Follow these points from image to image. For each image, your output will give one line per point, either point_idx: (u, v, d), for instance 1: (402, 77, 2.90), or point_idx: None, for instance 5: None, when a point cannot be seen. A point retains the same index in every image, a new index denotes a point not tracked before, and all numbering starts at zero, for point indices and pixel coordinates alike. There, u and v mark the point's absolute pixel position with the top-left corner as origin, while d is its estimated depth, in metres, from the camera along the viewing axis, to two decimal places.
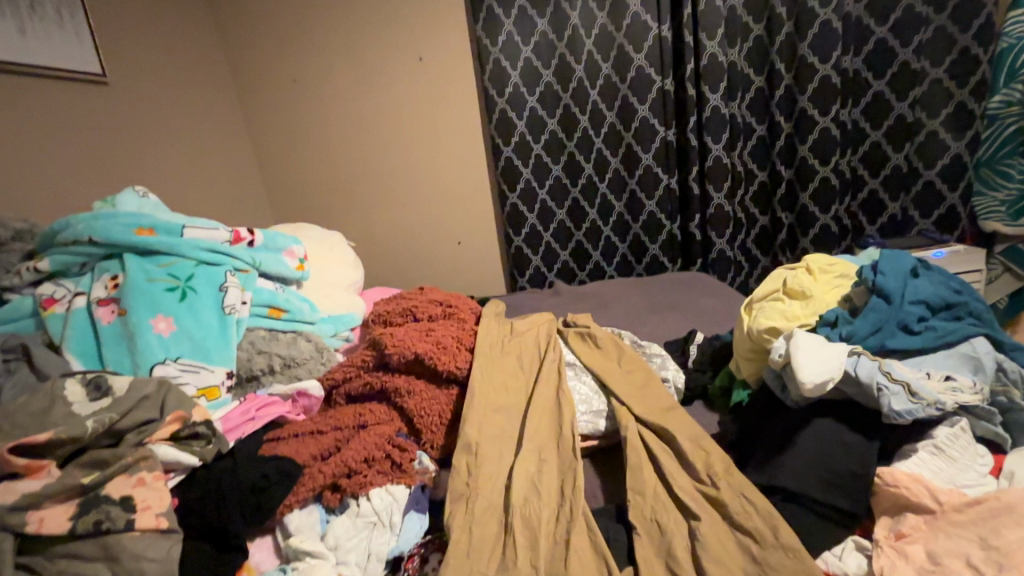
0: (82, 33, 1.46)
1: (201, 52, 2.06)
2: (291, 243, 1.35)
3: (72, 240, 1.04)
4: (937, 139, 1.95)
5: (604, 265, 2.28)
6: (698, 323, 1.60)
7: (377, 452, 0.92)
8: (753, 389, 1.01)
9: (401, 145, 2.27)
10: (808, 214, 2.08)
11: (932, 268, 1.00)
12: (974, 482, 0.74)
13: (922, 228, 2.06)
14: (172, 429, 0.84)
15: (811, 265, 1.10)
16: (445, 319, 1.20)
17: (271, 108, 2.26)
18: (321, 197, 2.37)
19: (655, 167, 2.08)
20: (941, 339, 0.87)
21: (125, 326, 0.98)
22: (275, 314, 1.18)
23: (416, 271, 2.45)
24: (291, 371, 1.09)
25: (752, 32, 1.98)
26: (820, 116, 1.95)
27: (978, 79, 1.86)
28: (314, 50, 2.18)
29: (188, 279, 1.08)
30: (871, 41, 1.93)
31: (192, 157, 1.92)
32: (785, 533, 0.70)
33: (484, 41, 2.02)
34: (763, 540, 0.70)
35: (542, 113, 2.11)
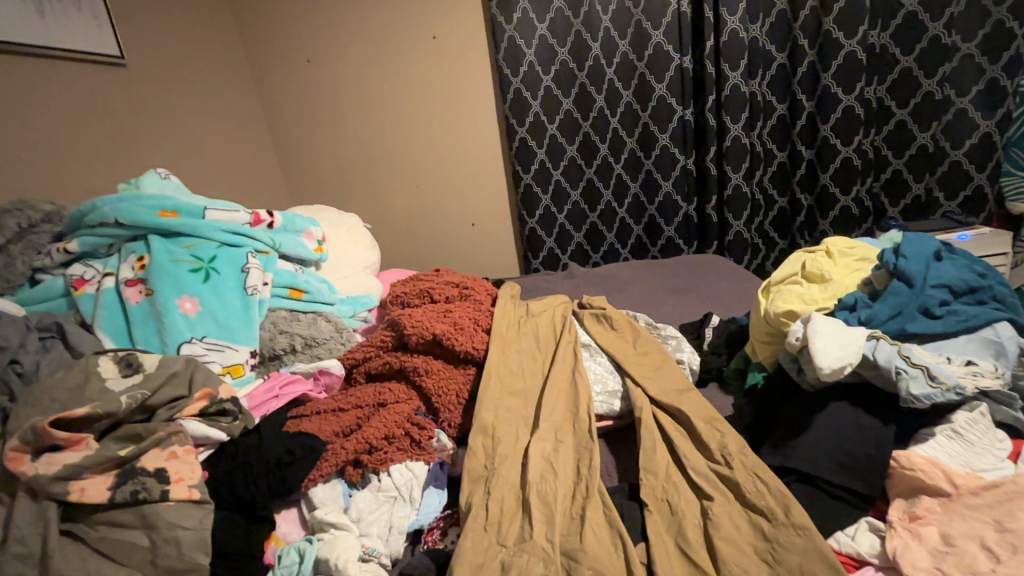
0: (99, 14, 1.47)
1: (216, 32, 2.06)
2: (309, 225, 1.37)
3: (99, 222, 1.07)
4: (966, 117, 1.89)
5: (618, 247, 2.27)
6: (714, 306, 1.60)
7: (397, 430, 0.95)
8: (768, 372, 1.02)
9: (415, 127, 2.26)
10: (828, 195, 2.04)
11: (956, 252, 0.99)
12: (992, 467, 0.73)
13: (947, 210, 2.01)
14: (200, 405, 0.87)
15: (831, 248, 1.09)
16: (462, 300, 1.22)
17: (285, 89, 2.26)
18: (337, 179, 2.38)
19: (672, 147, 2.05)
20: (963, 323, 0.86)
21: (152, 306, 1.01)
22: (295, 295, 1.20)
23: (430, 253, 2.47)
24: (312, 351, 1.12)
25: (775, 6, 1.92)
26: (843, 94, 1.90)
27: (1012, 54, 1.79)
28: (328, 29, 2.17)
29: (211, 261, 1.10)
30: (899, 15, 1.87)
31: (209, 138, 1.94)
32: (797, 512, 0.71)
33: (499, 18, 1.98)
34: (774, 518, 0.72)
35: (557, 93, 2.08)
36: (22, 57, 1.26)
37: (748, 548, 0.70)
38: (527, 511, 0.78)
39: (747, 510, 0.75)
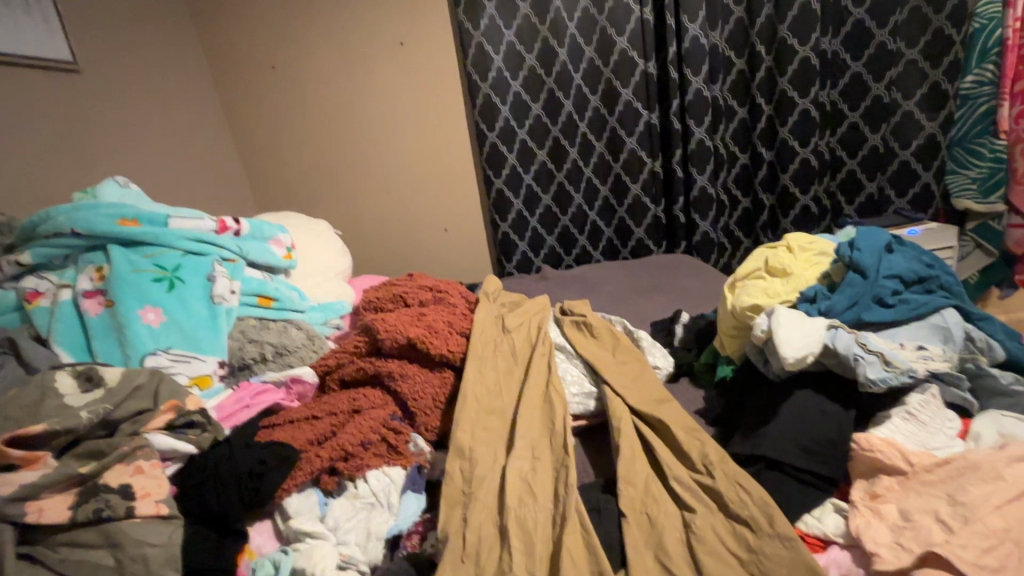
0: (49, 18, 1.42)
1: (175, 37, 2.01)
2: (278, 232, 1.34)
3: (54, 232, 1.03)
4: (912, 119, 2.01)
5: (590, 250, 2.30)
6: (685, 304, 1.63)
7: (373, 436, 0.94)
8: (737, 364, 1.05)
9: (385, 132, 2.25)
10: (789, 195, 2.12)
11: (906, 244, 1.04)
12: (944, 445, 0.77)
13: (898, 207, 2.11)
14: (167, 418, 0.84)
15: (791, 243, 1.13)
16: (436, 304, 1.21)
17: (250, 95, 2.22)
18: (306, 187, 2.34)
19: (639, 150, 2.11)
20: (914, 311, 0.90)
21: (113, 318, 0.97)
22: (264, 303, 1.17)
23: (403, 260, 2.45)
24: (283, 360, 1.10)
25: (733, 14, 1.99)
26: (800, 98, 1.99)
27: (952, 59, 1.91)
28: (292, 34, 2.14)
29: (175, 270, 1.07)
30: (848, 23, 1.96)
31: (170, 145, 1.88)
32: (781, 523, 0.71)
33: (466, 25, 2.00)
34: (759, 530, 0.72)
35: (526, 98, 2.10)
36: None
37: (733, 559, 0.70)
38: (506, 517, 0.78)
39: (728, 517, 0.75)
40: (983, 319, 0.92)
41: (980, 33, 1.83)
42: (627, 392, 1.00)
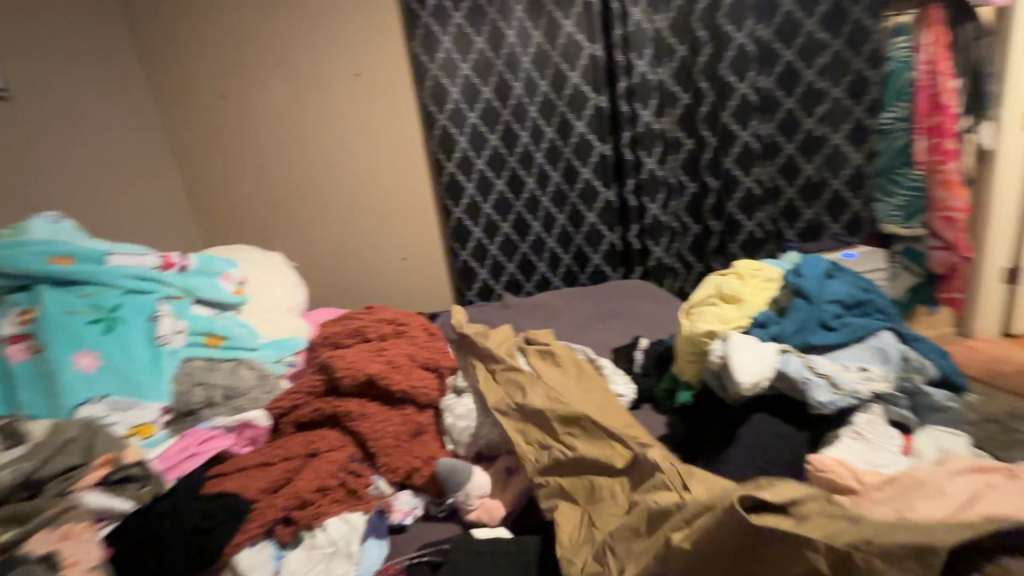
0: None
1: (117, 64, 1.94)
2: (228, 267, 1.29)
3: None
4: (841, 151, 2.18)
5: (550, 276, 2.33)
6: (643, 329, 1.67)
7: (332, 480, 0.90)
8: (697, 390, 1.06)
9: (342, 162, 2.23)
10: (735, 221, 2.24)
11: (845, 270, 1.11)
12: (889, 463, 0.81)
13: (834, 232, 2.26)
14: (102, 472, 0.77)
15: (741, 270, 1.18)
16: (396, 337, 1.18)
17: (198, 124, 2.15)
18: (258, 217, 2.27)
19: (595, 180, 2.20)
20: (855, 334, 0.96)
21: (42, 365, 0.90)
22: (213, 342, 1.11)
23: (362, 290, 2.40)
24: (233, 402, 1.04)
25: (678, 52, 2.10)
26: (740, 132, 2.13)
27: (871, 98, 2.11)
28: (244, 64, 2.10)
29: (114, 310, 1.00)
30: (781, 63, 2.12)
31: (109, 176, 1.78)
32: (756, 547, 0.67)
33: (422, 58, 2.07)
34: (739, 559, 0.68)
35: (483, 129, 2.14)
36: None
37: None
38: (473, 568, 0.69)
39: None
40: (917, 339, 0.98)
41: (895, 73, 2.08)
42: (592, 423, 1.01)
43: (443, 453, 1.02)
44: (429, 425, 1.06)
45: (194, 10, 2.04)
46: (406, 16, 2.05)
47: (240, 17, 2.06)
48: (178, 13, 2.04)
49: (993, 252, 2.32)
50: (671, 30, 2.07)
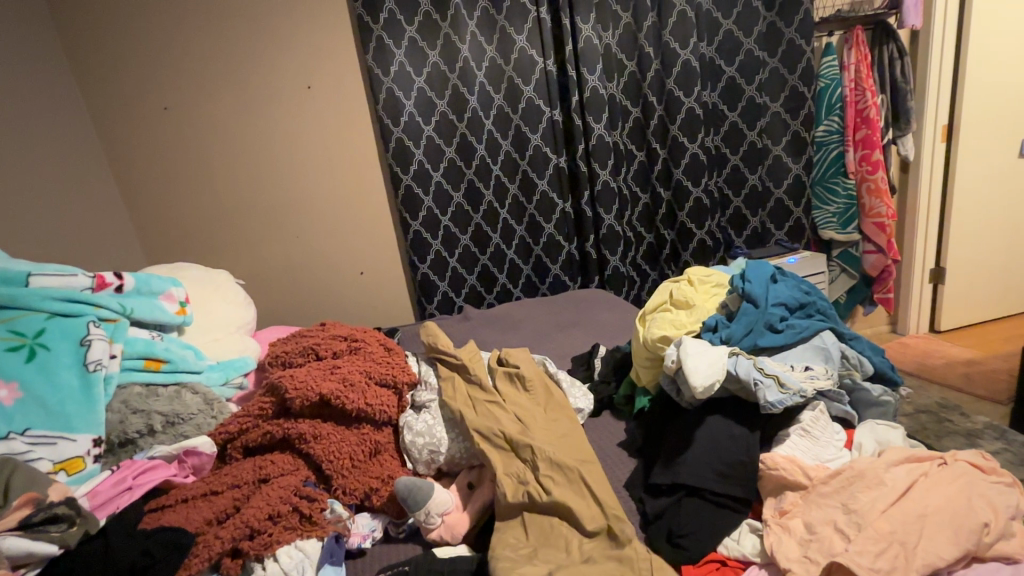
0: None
1: (46, 72, 1.81)
2: (170, 285, 1.21)
3: None
4: (782, 162, 2.30)
5: (510, 287, 2.33)
6: (602, 337, 1.69)
7: (283, 507, 0.85)
8: (653, 395, 1.09)
9: (294, 175, 2.17)
10: (687, 230, 2.32)
11: (787, 273, 1.16)
12: (835, 457, 0.85)
13: (778, 238, 2.38)
14: (21, 515, 0.70)
15: (692, 277, 1.22)
16: (351, 354, 1.15)
17: (135, 136, 2.04)
18: (204, 234, 2.17)
19: (550, 192, 2.21)
20: (799, 335, 1.00)
21: None
22: (152, 366, 1.04)
23: (316, 307, 2.32)
24: (175, 430, 0.98)
25: (627, 67, 2.18)
26: (689, 143, 2.22)
27: (806, 112, 2.25)
28: (187, 75, 2.02)
29: (37, 335, 0.93)
30: (723, 79, 2.23)
31: (36, 190, 1.65)
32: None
33: (376, 70, 2.01)
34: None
35: (439, 142, 2.13)
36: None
37: None
38: None
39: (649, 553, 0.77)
40: (854, 338, 1.04)
41: (826, 90, 2.27)
42: (553, 433, 1.00)
43: (404, 472, 0.99)
44: (388, 443, 1.03)
45: (130, 18, 1.94)
46: (358, 28, 2.03)
47: (183, 27, 1.98)
48: (114, 20, 1.93)
49: (918, 255, 2.50)
50: (619, 47, 2.15)
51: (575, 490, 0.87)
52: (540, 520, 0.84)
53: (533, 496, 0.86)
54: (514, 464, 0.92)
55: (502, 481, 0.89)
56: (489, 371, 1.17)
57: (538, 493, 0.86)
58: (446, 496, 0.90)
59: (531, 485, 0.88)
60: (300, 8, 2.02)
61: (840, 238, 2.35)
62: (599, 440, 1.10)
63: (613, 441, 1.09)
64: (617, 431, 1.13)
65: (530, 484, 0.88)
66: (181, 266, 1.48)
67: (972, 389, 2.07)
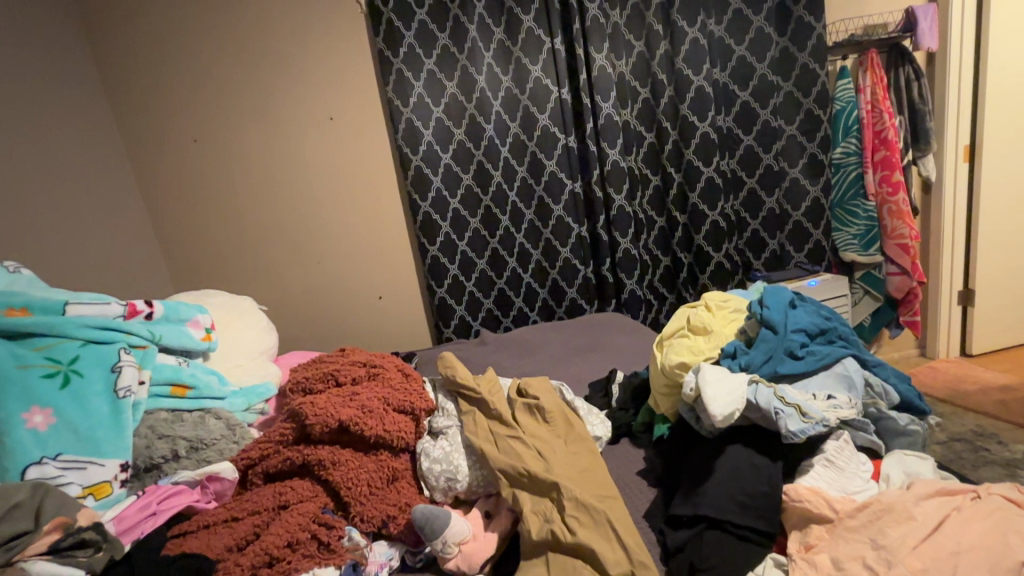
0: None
1: (86, 111, 1.93)
2: (196, 312, 1.25)
3: None
4: (799, 185, 2.29)
5: (527, 311, 2.33)
6: (621, 362, 1.68)
7: (302, 534, 0.86)
8: (672, 423, 1.08)
9: (316, 203, 2.23)
10: (704, 253, 2.31)
11: (807, 299, 1.15)
12: (861, 489, 0.82)
13: (798, 260, 2.35)
14: (52, 539, 0.72)
15: (709, 302, 1.22)
16: (370, 380, 1.16)
17: (166, 169, 2.13)
18: (229, 260, 2.23)
19: (566, 217, 2.24)
20: (820, 362, 0.99)
21: None
22: (178, 392, 1.07)
23: (335, 331, 2.36)
24: (199, 456, 1.00)
25: (640, 94, 2.21)
26: (704, 167, 2.23)
27: (823, 135, 2.25)
28: (216, 110, 2.12)
29: (72, 362, 0.96)
30: (737, 103, 2.25)
31: (72, 221, 1.74)
32: None
33: (395, 101, 2.08)
34: None
35: (457, 170, 2.18)
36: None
37: None
38: None
39: None
40: (878, 365, 1.02)
41: (842, 112, 2.27)
42: (570, 462, 1.00)
43: (421, 500, 0.99)
44: (405, 470, 1.03)
45: (165, 58, 2.06)
46: (378, 62, 2.11)
47: (213, 65, 2.08)
48: (150, 60, 2.05)
49: (945, 277, 2.44)
50: (633, 74, 2.19)
51: (596, 527, 0.86)
52: (557, 554, 0.84)
53: (557, 536, 0.84)
54: (539, 500, 0.91)
55: (527, 518, 0.88)
56: (508, 399, 1.16)
57: (563, 533, 0.84)
58: (464, 527, 0.90)
59: (556, 524, 0.86)
60: (323, 45, 2.11)
61: (862, 260, 2.32)
62: (618, 469, 1.09)
63: (633, 470, 1.08)
64: (636, 458, 1.12)
65: (555, 523, 0.86)
66: (206, 293, 1.52)
67: (1008, 416, 1.99)
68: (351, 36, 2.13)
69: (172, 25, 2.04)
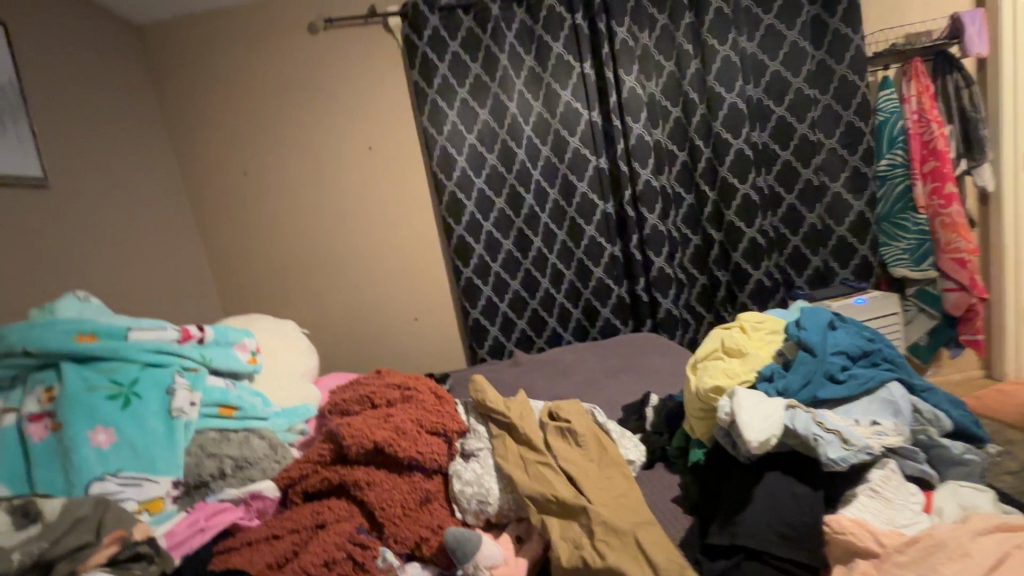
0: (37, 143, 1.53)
1: (150, 151, 2.11)
2: (243, 336, 1.32)
3: (5, 352, 1.00)
4: (842, 200, 2.21)
5: (560, 331, 2.33)
6: (656, 384, 1.65)
7: (338, 553, 0.88)
8: (708, 448, 1.06)
9: (356, 229, 2.32)
10: (742, 271, 2.26)
11: (847, 319, 1.11)
12: (910, 522, 0.78)
13: (843, 277, 2.26)
14: (109, 552, 0.78)
15: (744, 323, 1.19)
16: (404, 402, 1.18)
17: (219, 201, 2.29)
18: (275, 285, 2.35)
19: (599, 237, 2.25)
20: (863, 386, 0.95)
21: (60, 443, 0.93)
22: (226, 413, 1.13)
23: (374, 351, 2.42)
24: (244, 474, 1.04)
25: (672, 114, 2.21)
26: (740, 184, 2.20)
27: (865, 147, 2.18)
28: (265, 145, 2.26)
29: (132, 384, 1.03)
30: (773, 119, 2.21)
31: (135, 251, 1.89)
32: None
33: (430, 130, 2.17)
34: None
35: (489, 193, 2.23)
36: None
37: None
38: None
39: None
40: (927, 390, 0.97)
41: (885, 123, 2.20)
42: (602, 487, 0.99)
43: (453, 522, 1.00)
44: (437, 492, 1.04)
45: (220, 99, 2.23)
46: (414, 94, 2.20)
47: (263, 103, 2.23)
48: (208, 101, 2.23)
49: (1011, 293, 2.28)
50: (663, 94, 2.20)
51: (629, 553, 0.84)
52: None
53: (587, 561, 0.83)
54: (569, 525, 0.91)
55: (556, 544, 0.87)
56: (540, 423, 1.16)
57: (593, 558, 0.83)
58: (495, 550, 0.90)
59: (586, 550, 0.85)
60: (360, 79, 2.22)
61: (914, 275, 2.20)
62: (652, 495, 1.07)
63: (667, 497, 1.05)
64: (671, 484, 1.10)
65: (585, 548, 0.85)
66: (252, 318, 1.60)
67: None
68: (385, 70, 2.23)
69: (225, 69, 2.21)
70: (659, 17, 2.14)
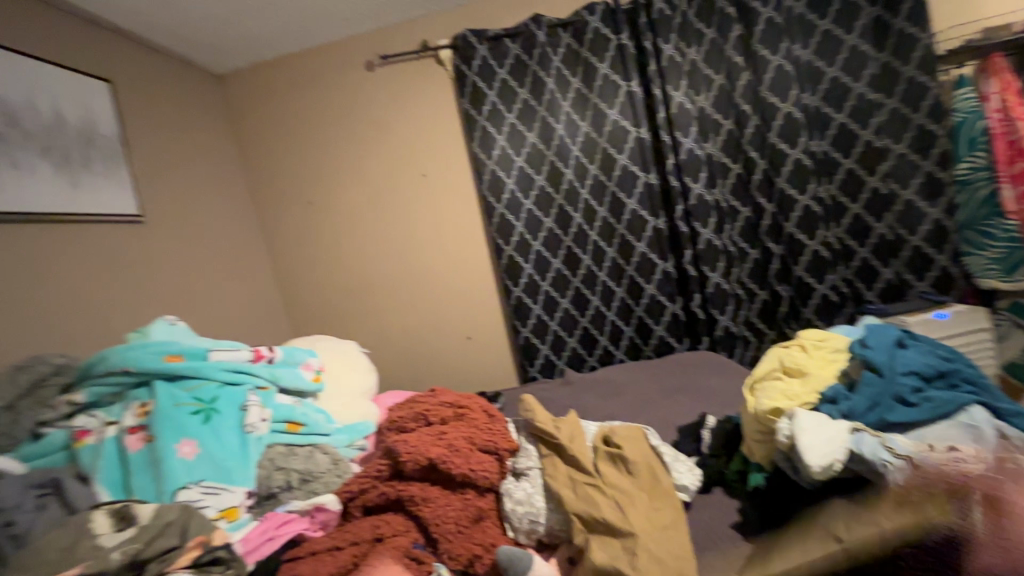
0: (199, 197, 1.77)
1: (228, 186, 2.32)
2: (307, 356, 1.42)
3: (107, 371, 1.13)
4: (915, 207, 2.07)
5: (613, 350, 2.31)
6: (713, 405, 1.60)
7: (395, 567, 0.92)
8: (770, 473, 1.00)
9: (411, 252, 2.43)
10: (805, 285, 2.16)
11: (919, 337, 1.05)
12: None
13: (921, 290, 2.11)
14: (192, 555, 0.84)
15: (804, 341, 1.14)
16: (457, 420, 1.22)
17: (287, 230, 2.47)
18: (337, 306, 2.49)
19: (650, 254, 2.22)
20: (938, 410, 0.89)
21: (152, 454, 1.03)
22: (292, 428, 1.20)
23: (430, 370, 2.50)
24: (308, 487, 1.11)
25: (723, 126, 2.16)
26: (799, 195, 2.11)
27: (940, 151, 2.03)
28: (328, 176, 2.42)
29: (212, 401, 1.14)
30: (834, 126, 2.11)
31: (215, 278, 2.07)
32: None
33: (480, 155, 2.26)
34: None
35: (538, 214, 2.26)
36: (27, 221, 1.39)
37: None
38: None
39: None
40: (1014, 415, 0.90)
41: (963, 124, 2.04)
42: (653, 512, 0.97)
43: (505, 541, 1.01)
44: (490, 510, 1.06)
45: (289, 136, 2.42)
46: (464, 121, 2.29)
47: (327, 137, 2.40)
48: (278, 139, 2.43)
49: None
50: (714, 107, 2.16)
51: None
52: None
53: None
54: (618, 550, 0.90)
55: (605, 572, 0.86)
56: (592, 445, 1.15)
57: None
58: (549, 568, 0.90)
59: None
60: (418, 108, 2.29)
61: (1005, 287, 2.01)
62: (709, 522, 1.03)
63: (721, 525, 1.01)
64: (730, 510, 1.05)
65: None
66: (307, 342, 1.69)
67: None
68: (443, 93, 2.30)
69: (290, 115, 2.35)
70: (707, 30, 2.12)
